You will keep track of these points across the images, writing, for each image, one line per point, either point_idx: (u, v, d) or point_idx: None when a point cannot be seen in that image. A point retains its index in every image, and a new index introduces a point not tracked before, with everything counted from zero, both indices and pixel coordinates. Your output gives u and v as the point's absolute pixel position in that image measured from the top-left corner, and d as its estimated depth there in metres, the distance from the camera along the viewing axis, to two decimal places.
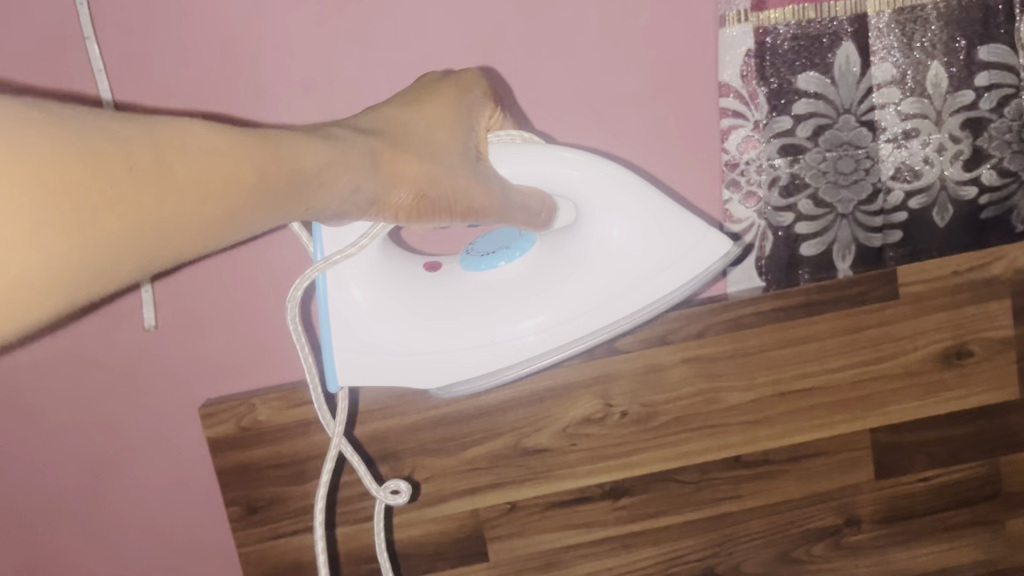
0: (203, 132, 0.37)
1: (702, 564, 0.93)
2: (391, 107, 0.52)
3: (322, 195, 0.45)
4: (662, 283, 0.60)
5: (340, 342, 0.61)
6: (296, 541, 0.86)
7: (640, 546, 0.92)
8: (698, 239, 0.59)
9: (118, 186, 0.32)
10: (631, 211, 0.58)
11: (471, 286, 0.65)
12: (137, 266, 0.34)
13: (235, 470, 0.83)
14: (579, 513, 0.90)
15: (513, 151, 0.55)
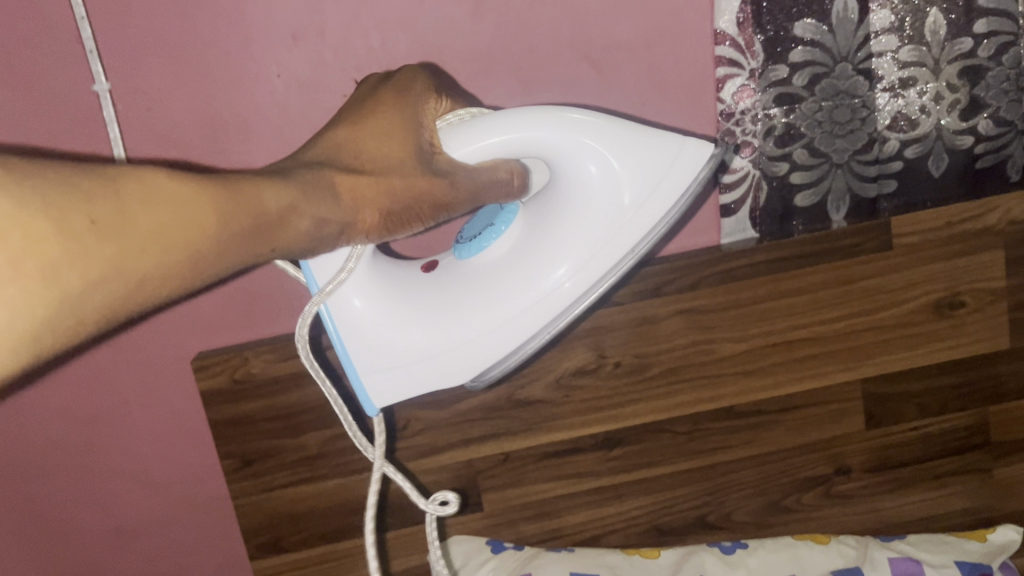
0: (164, 180, 0.38)
1: (693, 513, 0.94)
2: (336, 130, 0.52)
3: (289, 234, 0.45)
4: (661, 199, 0.57)
5: (362, 365, 0.61)
6: (291, 492, 0.87)
7: (633, 496, 0.93)
8: (676, 150, 0.57)
9: (82, 238, 0.33)
10: (599, 145, 0.56)
11: (468, 272, 0.62)
12: (101, 319, 0.34)
13: (229, 423, 0.83)
14: (573, 463, 0.90)
15: (466, 128, 0.55)
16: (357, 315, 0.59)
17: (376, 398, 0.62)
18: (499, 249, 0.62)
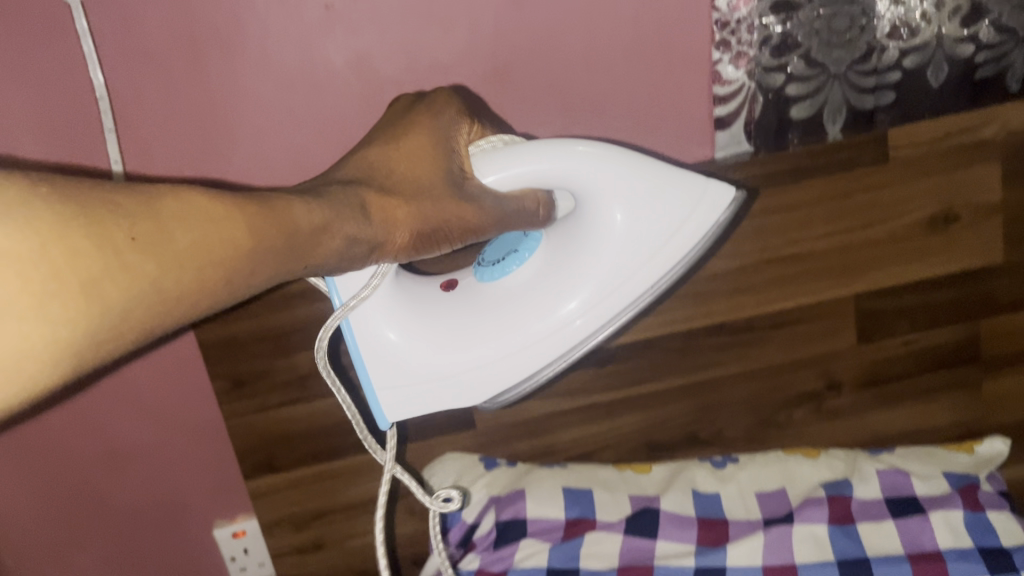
0: (203, 198, 0.38)
1: (684, 429, 0.95)
2: (369, 151, 0.52)
3: (321, 254, 0.45)
4: (683, 241, 0.57)
5: (377, 381, 0.60)
6: (284, 413, 0.87)
7: (626, 414, 0.93)
8: (700, 194, 0.56)
9: (123, 255, 0.33)
10: (628, 183, 0.56)
11: (488, 298, 0.62)
12: (144, 330, 0.34)
13: (218, 344, 0.82)
14: (566, 382, 0.90)
15: (501, 155, 0.54)
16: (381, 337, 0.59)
17: (387, 412, 0.61)
18: (521, 275, 0.62)
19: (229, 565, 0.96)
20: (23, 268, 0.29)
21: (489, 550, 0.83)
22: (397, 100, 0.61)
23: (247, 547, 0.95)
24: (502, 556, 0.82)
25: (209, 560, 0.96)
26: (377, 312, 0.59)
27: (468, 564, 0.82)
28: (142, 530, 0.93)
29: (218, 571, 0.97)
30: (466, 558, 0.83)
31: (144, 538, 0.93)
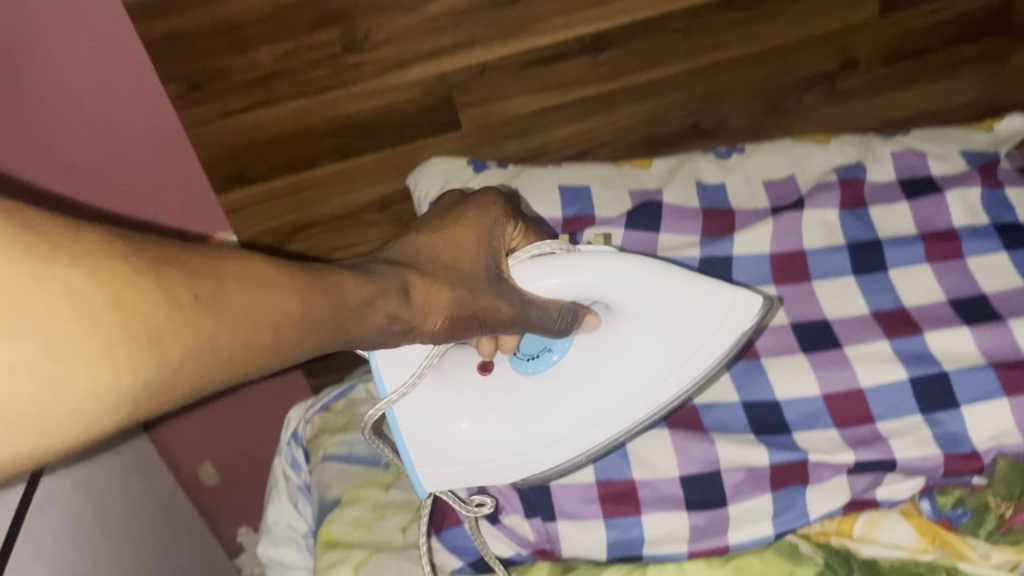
0: (265, 264, 0.35)
1: (687, 122, 0.89)
2: (410, 237, 0.48)
3: (363, 329, 0.40)
4: (712, 347, 0.56)
5: (413, 461, 0.58)
6: (250, 119, 0.78)
7: (624, 105, 0.86)
8: (732, 304, 0.55)
9: (184, 316, 0.29)
10: (669, 299, 0.54)
11: (523, 394, 0.58)
12: (188, 393, 0.31)
13: (167, 41, 0.71)
14: (557, 73, 0.82)
15: (541, 266, 0.51)
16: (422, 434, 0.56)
17: (422, 486, 0.60)
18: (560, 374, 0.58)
19: None
20: (93, 315, 0.26)
21: None
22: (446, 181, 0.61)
23: None
24: None
25: None
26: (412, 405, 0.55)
27: None
28: None
29: None
30: None
31: None
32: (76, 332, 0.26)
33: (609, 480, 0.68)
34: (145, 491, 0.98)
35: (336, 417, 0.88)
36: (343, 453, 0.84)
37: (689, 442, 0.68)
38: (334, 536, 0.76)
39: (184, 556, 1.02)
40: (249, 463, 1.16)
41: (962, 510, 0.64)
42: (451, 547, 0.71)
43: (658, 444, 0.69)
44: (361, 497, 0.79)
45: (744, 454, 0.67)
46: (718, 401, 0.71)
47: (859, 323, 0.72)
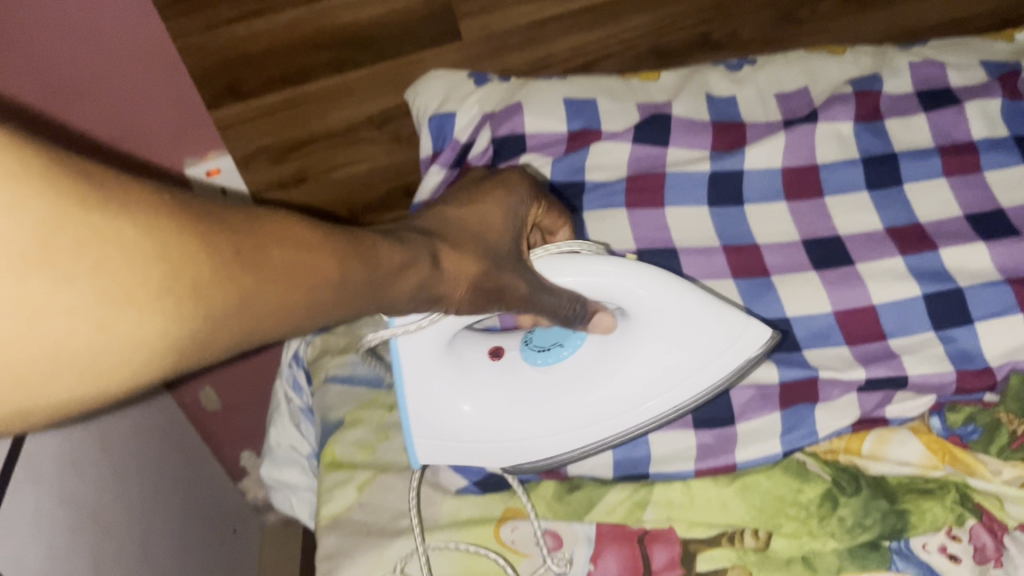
0: (301, 226, 0.35)
1: (695, 33, 0.86)
2: (444, 207, 0.49)
3: (397, 291, 0.40)
4: (716, 366, 0.59)
5: (418, 428, 0.59)
6: (241, 31, 0.74)
7: (630, 16, 0.83)
8: (739, 331, 0.58)
9: (225, 272, 0.29)
10: (677, 318, 0.57)
11: (528, 382, 0.61)
12: (218, 349, 0.31)
13: None
14: None
15: (563, 262, 0.52)
16: (421, 404, 0.58)
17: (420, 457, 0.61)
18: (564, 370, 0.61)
19: None
20: (146, 262, 0.26)
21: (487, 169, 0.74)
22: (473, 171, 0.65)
23: (224, 189, 0.86)
24: None
25: None
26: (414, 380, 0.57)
27: None
28: None
29: None
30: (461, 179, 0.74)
31: None
32: (128, 278, 0.26)
33: None
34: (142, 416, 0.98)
35: (337, 338, 0.87)
36: (345, 374, 0.83)
37: None
38: (338, 456, 0.76)
39: (181, 482, 1.03)
40: (249, 385, 1.16)
41: (973, 427, 0.64)
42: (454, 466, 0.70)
43: None
44: (365, 419, 0.78)
45: (755, 373, 0.66)
46: None
47: (873, 238, 0.70)
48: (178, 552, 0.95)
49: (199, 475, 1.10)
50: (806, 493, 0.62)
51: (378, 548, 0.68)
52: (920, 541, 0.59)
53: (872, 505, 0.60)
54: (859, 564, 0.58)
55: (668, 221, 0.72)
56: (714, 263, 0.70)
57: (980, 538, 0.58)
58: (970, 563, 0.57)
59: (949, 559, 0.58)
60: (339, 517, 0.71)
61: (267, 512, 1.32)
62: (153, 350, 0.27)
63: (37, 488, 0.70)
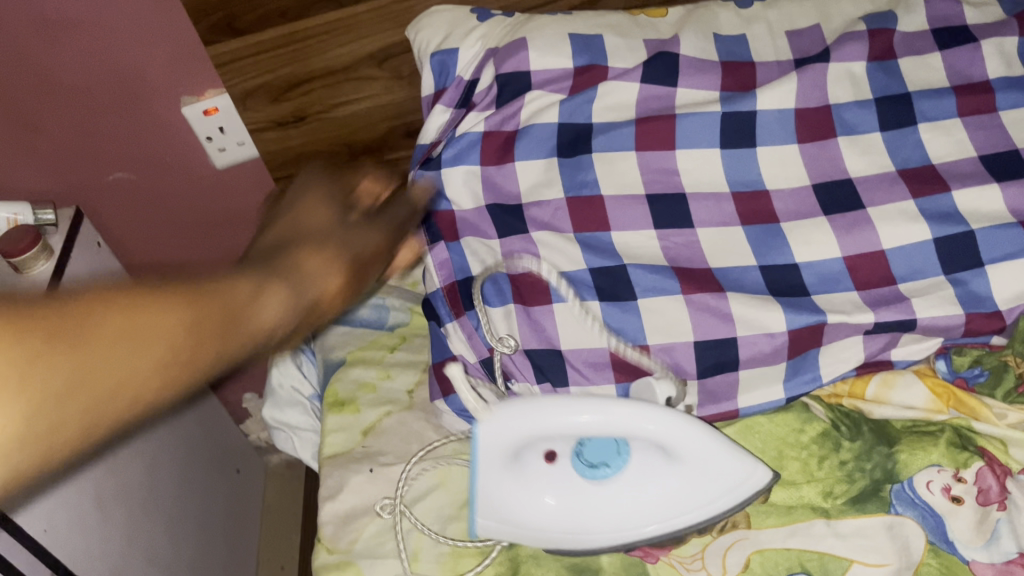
0: (168, 294, 0.35)
1: None
2: (280, 217, 0.49)
3: (262, 319, 0.39)
4: (716, 504, 0.58)
5: (483, 507, 0.61)
6: None
7: None
8: (749, 475, 0.58)
9: (50, 375, 0.30)
10: (702, 453, 0.57)
11: (579, 493, 0.61)
12: (74, 440, 0.31)
13: None
14: None
15: (601, 406, 0.56)
16: (491, 496, 0.61)
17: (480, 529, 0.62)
18: (611, 488, 0.60)
19: (206, 144, 0.89)
20: None
21: (493, 109, 0.73)
22: (302, 177, 0.56)
23: (222, 126, 0.87)
24: (511, 113, 0.72)
25: (182, 138, 0.89)
26: (483, 475, 0.60)
27: (473, 127, 0.73)
28: (98, 109, 0.84)
29: (195, 152, 0.91)
30: (471, 118, 0.74)
31: (103, 120, 0.85)
32: None
33: (623, 346, 0.66)
34: None
35: None
36: (348, 316, 0.83)
37: (705, 312, 0.65)
38: (340, 397, 0.76)
39: (182, 423, 1.05)
40: None
41: (979, 370, 0.65)
42: (457, 411, 0.69)
43: (674, 312, 0.66)
44: (364, 358, 0.79)
45: (762, 318, 0.65)
46: (737, 264, 0.67)
47: (885, 179, 0.68)
48: (172, 494, 0.99)
49: (201, 416, 1.12)
50: (807, 433, 0.65)
51: (381, 486, 0.69)
52: (924, 479, 0.61)
53: (873, 449, 0.63)
54: (857, 507, 0.61)
55: (677, 163, 0.70)
56: (724, 209, 0.69)
57: (985, 480, 0.60)
58: (973, 504, 0.59)
59: (951, 499, 0.60)
60: (341, 455, 0.72)
61: (270, 454, 1.34)
62: (1, 445, 0.29)
63: None
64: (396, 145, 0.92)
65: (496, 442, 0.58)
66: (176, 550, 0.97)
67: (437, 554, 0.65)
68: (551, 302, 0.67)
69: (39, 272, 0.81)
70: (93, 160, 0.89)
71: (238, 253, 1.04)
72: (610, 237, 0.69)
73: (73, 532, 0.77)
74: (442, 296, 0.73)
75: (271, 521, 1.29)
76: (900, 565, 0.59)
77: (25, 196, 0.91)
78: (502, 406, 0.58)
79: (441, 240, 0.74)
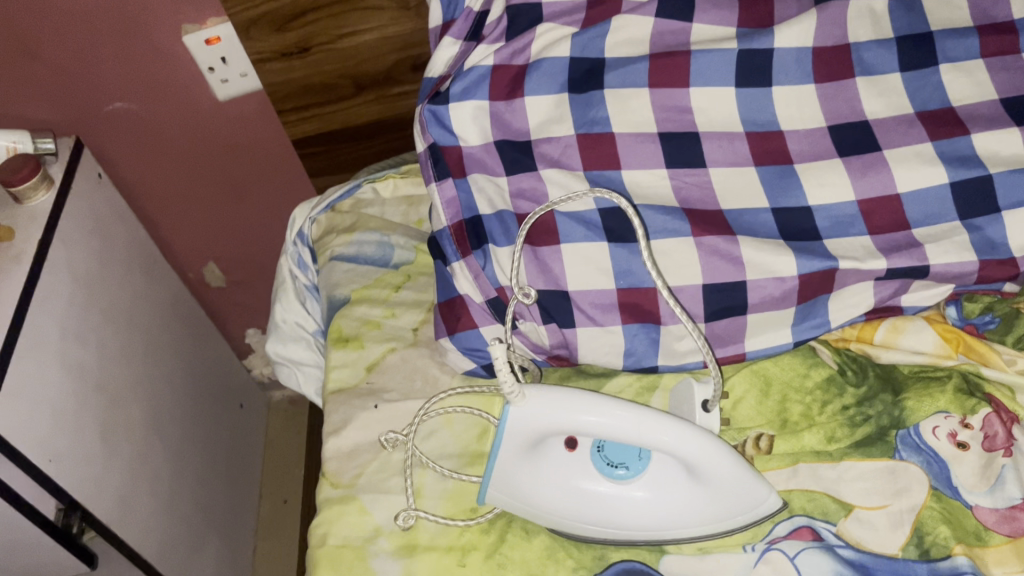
0: None
1: None
2: None
3: None
4: (725, 522, 0.57)
5: (496, 482, 0.60)
6: None
7: None
8: (761, 503, 0.57)
9: None
10: (725, 477, 0.56)
11: (590, 488, 0.59)
12: None
13: None
14: None
15: (649, 421, 0.54)
16: (506, 473, 0.59)
17: (486, 497, 0.61)
18: (624, 492, 0.59)
19: (207, 76, 0.88)
20: None
21: (503, 42, 0.72)
22: None
23: (224, 57, 0.86)
24: (521, 46, 0.71)
25: (184, 69, 0.87)
26: (501, 456, 0.59)
27: (481, 61, 0.71)
28: (97, 36, 0.83)
29: (196, 83, 0.89)
30: (479, 50, 0.72)
31: (102, 48, 0.84)
32: None
33: (630, 288, 0.65)
34: (150, 290, 0.99)
35: (343, 217, 0.86)
36: (352, 253, 0.82)
37: (714, 255, 0.64)
38: (344, 333, 0.76)
39: (185, 357, 1.05)
40: (252, 264, 1.15)
41: (991, 317, 0.66)
42: (463, 349, 0.70)
43: (684, 255, 0.65)
44: (368, 297, 0.78)
45: (772, 263, 0.64)
46: (747, 206, 0.66)
47: (903, 120, 0.66)
48: (176, 425, 0.99)
49: (204, 351, 1.12)
50: (812, 378, 0.66)
51: (386, 422, 0.69)
52: (930, 426, 0.61)
53: (877, 395, 0.64)
54: (862, 451, 0.61)
55: (691, 101, 0.68)
56: (737, 148, 0.67)
57: (991, 426, 0.60)
58: (978, 450, 0.59)
59: (957, 445, 0.60)
60: (345, 391, 0.72)
61: (272, 390, 1.35)
62: None
63: (30, 363, 0.72)
64: (404, 78, 0.89)
65: (524, 428, 0.57)
66: (181, 480, 0.99)
67: (441, 490, 0.65)
68: (558, 243, 0.66)
69: (38, 203, 0.81)
70: (91, 91, 0.87)
71: (240, 187, 1.03)
72: (620, 176, 0.67)
73: (79, 461, 0.78)
74: (449, 235, 0.72)
75: (274, 457, 1.30)
76: (900, 506, 0.58)
77: (24, 125, 0.89)
78: (535, 393, 0.57)
79: (449, 177, 0.73)
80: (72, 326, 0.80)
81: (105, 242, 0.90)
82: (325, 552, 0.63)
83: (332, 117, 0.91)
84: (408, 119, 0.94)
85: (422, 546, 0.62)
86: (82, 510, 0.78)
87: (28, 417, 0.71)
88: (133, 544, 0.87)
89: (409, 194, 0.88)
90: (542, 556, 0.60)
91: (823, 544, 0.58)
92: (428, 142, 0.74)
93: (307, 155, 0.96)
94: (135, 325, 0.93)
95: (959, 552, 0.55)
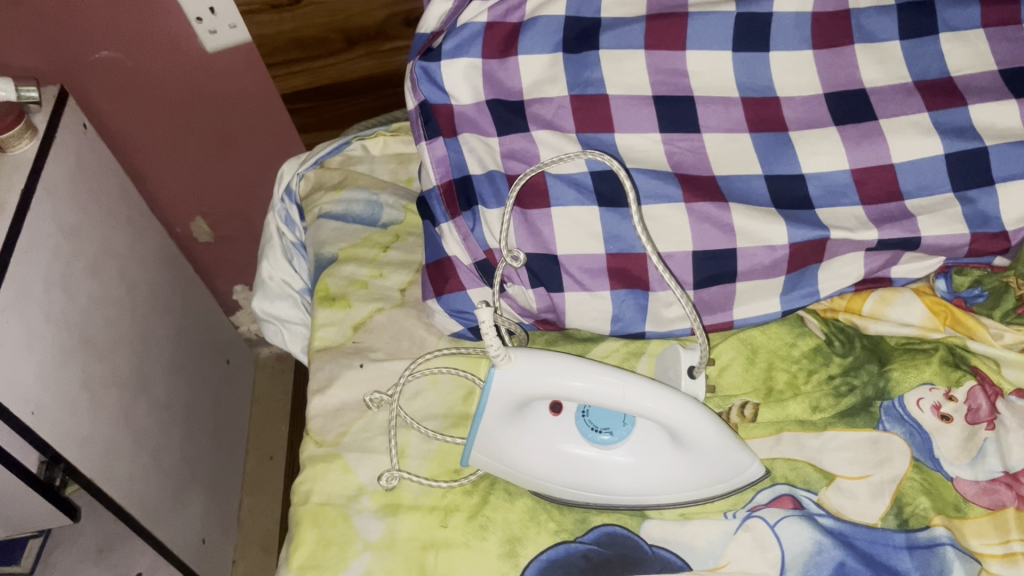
0: None
1: None
2: None
3: None
4: (709, 489, 0.57)
5: (480, 446, 0.60)
6: None
7: None
8: (743, 470, 0.57)
9: None
10: (709, 445, 0.56)
11: (574, 453, 0.59)
12: None
13: None
14: None
15: (637, 387, 0.54)
16: (490, 438, 0.59)
17: (469, 460, 0.61)
18: (608, 457, 0.59)
19: (196, 26, 0.86)
20: None
21: None
22: None
23: (213, 7, 0.85)
24: (515, 4, 0.69)
25: (171, 18, 0.86)
26: (486, 419, 0.59)
27: (475, 17, 0.69)
28: None
29: (184, 33, 0.88)
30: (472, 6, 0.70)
31: None
32: None
33: (620, 253, 0.65)
34: (136, 243, 0.98)
35: (331, 173, 0.85)
36: (340, 212, 0.81)
37: (704, 222, 0.64)
38: (331, 291, 0.75)
39: (173, 311, 1.05)
40: (240, 220, 1.14)
41: (979, 291, 0.66)
42: (451, 311, 0.70)
43: (674, 221, 0.64)
44: (357, 256, 0.78)
45: (763, 231, 0.63)
46: (741, 172, 0.65)
47: (901, 89, 0.65)
48: (162, 381, 0.99)
49: (191, 305, 1.11)
50: (799, 348, 0.66)
51: (371, 381, 0.69)
52: (914, 398, 0.61)
53: (863, 366, 0.64)
54: (846, 421, 0.61)
55: (687, 64, 0.67)
56: (731, 113, 0.66)
57: (975, 399, 0.60)
58: (962, 422, 0.59)
59: (940, 417, 0.60)
60: (330, 349, 0.72)
61: (260, 346, 1.34)
62: None
63: (13, 315, 0.71)
64: (397, 34, 0.88)
65: (510, 392, 0.57)
66: (167, 434, 0.99)
67: (425, 450, 0.65)
68: (549, 207, 0.65)
69: (22, 151, 0.80)
70: (73, 38, 0.85)
71: (228, 139, 1.01)
72: (613, 139, 0.66)
73: (63, 415, 0.78)
74: (439, 195, 0.71)
75: (260, 413, 1.31)
76: (881, 476, 0.58)
77: (10, 73, 0.87)
78: (522, 356, 0.56)
79: (439, 136, 0.71)
80: (57, 278, 0.79)
81: (91, 194, 0.89)
82: (308, 510, 0.62)
83: (323, 71, 0.90)
84: (400, 76, 0.93)
85: (405, 505, 0.62)
86: (66, 463, 0.78)
87: (9, 370, 0.70)
88: (117, 497, 0.87)
89: (399, 152, 0.87)
90: (524, 518, 0.61)
91: (803, 512, 0.58)
92: (418, 100, 0.72)
93: (296, 110, 0.94)
94: (121, 277, 0.93)
95: (937, 523, 0.56)
